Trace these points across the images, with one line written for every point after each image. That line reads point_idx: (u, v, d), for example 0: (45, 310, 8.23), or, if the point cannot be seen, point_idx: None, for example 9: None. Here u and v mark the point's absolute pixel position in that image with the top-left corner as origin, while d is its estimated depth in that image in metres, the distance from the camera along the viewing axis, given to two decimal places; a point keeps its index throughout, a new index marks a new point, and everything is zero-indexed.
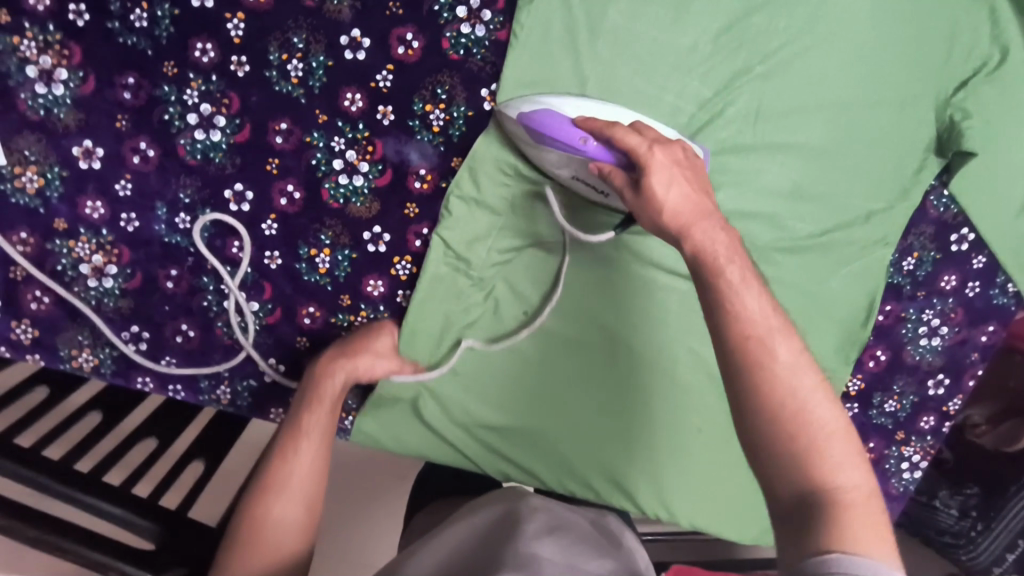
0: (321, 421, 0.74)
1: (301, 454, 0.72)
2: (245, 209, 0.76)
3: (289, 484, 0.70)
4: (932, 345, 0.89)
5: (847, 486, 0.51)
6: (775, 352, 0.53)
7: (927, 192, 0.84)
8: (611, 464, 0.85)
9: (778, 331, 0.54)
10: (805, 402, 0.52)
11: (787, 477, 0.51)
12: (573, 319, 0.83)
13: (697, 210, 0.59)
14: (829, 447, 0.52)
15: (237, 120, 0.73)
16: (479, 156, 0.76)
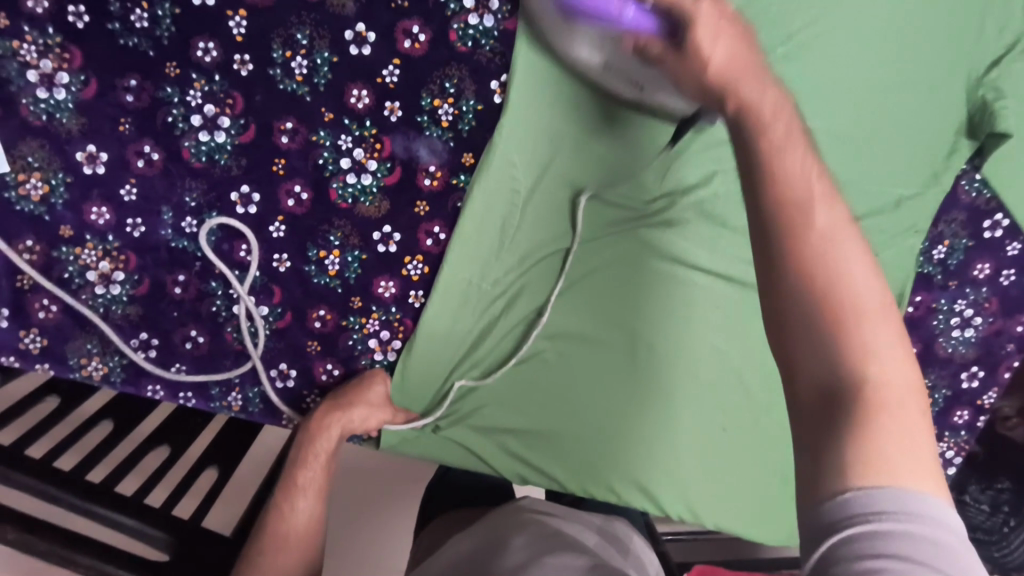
0: (312, 485, 0.73)
1: (292, 521, 0.72)
2: (252, 212, 0.75)
3: (283, 556, 0.70)
4: (966, 337, 0.86)
5: (888, 379, 0.41)
6: (812, 216, 0.44)
7: (957, 176, 0.81)
8: (634, 466, 0.82)
9: (823, 197, 0.45)
10: (845, 275, 0.43)
11: (806, 362, 0.42)
12: (592, 320, 0.81)
13: (744, 68, 0.51)
14: (865, 325, 0.42)
15: (242, 121, 0.71)
16: (491, 151, 0.74)
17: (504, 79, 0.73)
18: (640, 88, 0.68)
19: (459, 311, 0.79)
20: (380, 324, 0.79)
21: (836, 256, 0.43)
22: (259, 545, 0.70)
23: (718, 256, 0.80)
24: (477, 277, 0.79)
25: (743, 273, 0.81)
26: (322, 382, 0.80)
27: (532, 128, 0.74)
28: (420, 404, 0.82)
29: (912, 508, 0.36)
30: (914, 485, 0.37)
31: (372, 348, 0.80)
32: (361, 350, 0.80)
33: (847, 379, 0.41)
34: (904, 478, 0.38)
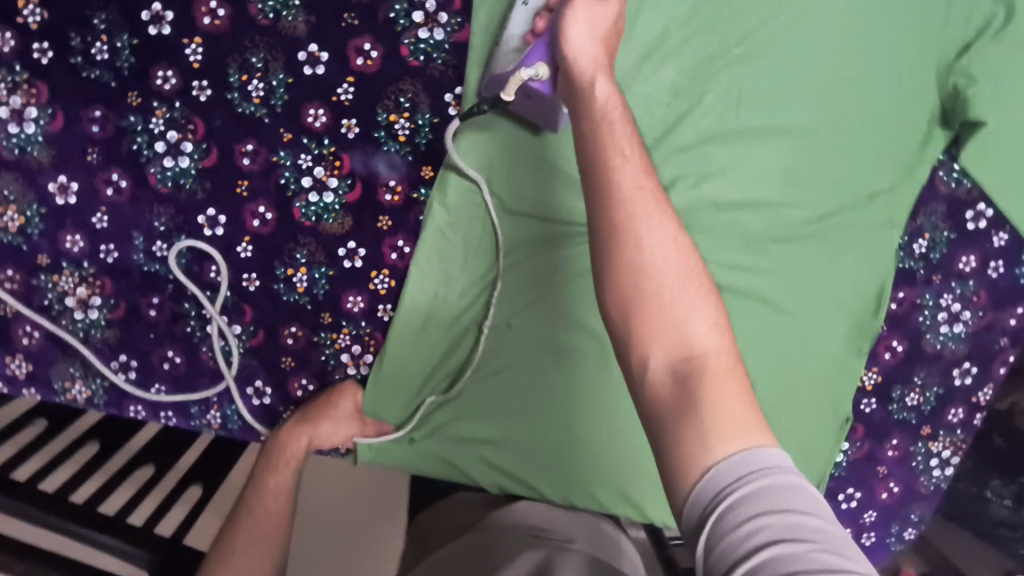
0: (269, 498, 0.73)
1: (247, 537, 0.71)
2: (220, 233, 0.76)
3: (242, 565, 0.69)
4: (955, 332, 0.83)
5: (705, 346, 0.45)
6: (631, 221, 0.48)
7: (935, 167, 0.78)
8: (601, 475, 0.78)
9: (653, 202, 0.48)
10: (644, 252, 0.47)
11: (642, 345, 0.46)
12: (542, 316, 0.79)
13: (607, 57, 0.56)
14: (679, 309, 0.46)
15: (204, 145, 0.73)
16: (450, 163, 0.74)
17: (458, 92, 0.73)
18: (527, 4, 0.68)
19: (425, 324, 0.79)
20: (352, 339, 0.80)
21: (645, 250, 0.47)
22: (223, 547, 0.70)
23: None
24: (442, 289, 0.78)
25: (729, 279, 0.78)
26: (297, 398, 0.81)
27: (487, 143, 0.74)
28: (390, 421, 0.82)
29: (759, 460, 0.41)
30: (749, 436, 0.42)
31: (345, 363, 0.81)
32: (334, 365, 0.81)
33: (675, 358, 0.45)
34: (747, 430, 0.43)
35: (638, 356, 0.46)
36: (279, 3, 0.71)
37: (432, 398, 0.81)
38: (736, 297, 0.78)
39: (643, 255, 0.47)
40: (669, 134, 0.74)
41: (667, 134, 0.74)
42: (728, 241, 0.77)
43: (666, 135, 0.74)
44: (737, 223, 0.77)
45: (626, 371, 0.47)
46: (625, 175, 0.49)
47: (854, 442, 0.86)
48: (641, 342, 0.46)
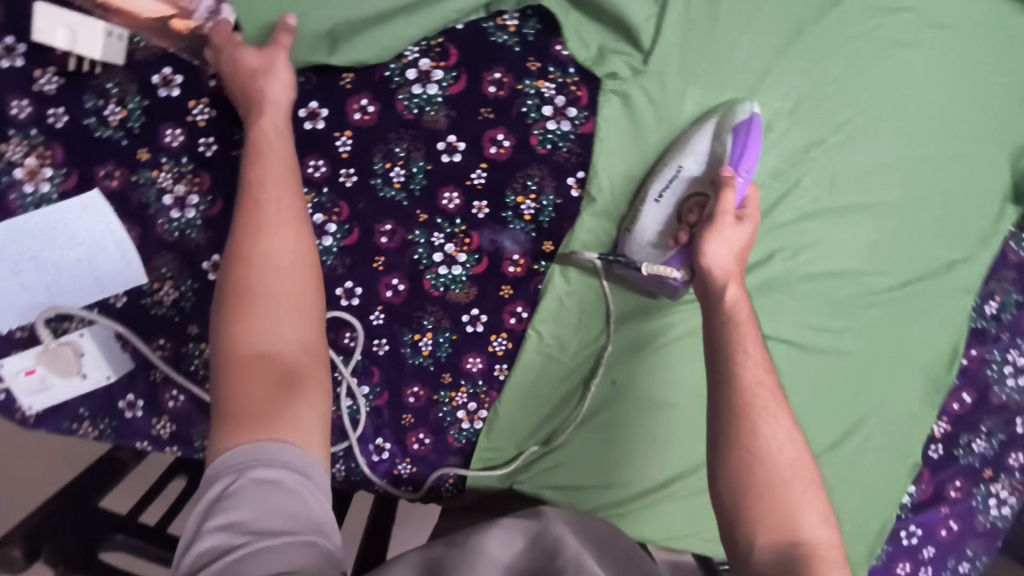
0: (273, 155, 0.65)
1: (282, 285, 0.58)
2: (355, 303, 0.82)
3: (279, 290, 0.58)
4: (1019, 384, 0.91)
5: (813, 533, 0.57)
6: (760, 423, 0.60)
7: (1005, 239, 0.85)
8: (681, 527, 0.89)
9: (771, 398, 0.61)
10: (770, 444, 0.59)
11: (757, 535, 0.57)
12: (649, 380, 0.86)
13: (737, 267, 0.67)
14: (792, 492, 0.58)
15: (346, 226, 0.80)
16: (571, 238, 0.81)
17: (582, 176, 0.80)
18: (657, 197, 0.77)
19: (538, 381, 0.86)
20: (469, 396, 0.86)
21: (763, 433, 0.59)
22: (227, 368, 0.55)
23: (777, 322, 0.86)
24: (556, 351, 0.85)
25: (813, 339, 0.87)
26: (413, 450, 0.87)
27: (606, 221, 0.81)
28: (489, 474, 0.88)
29: None
30: None
31: (460, 419, 0.87)
32: (451, 421, 0.87)
33: (779, 540, 0.56)
34: None
35: (751, 544, 0.57)
36: (423, 100, 0.78)
37: (536, 448, 0.88)
38: (818, 355, 0.88)
39: (767, 448, 0.59)
40: (770, 212, 0.81)
41: (768, 213, 0.81)
42: (814, 306, 0.86)
43: (767, 213, 0.81)
44: (826, 289, 0.85)
45: (737, 550, 0.58)
46: (751, 385, 0.61)
47: (919, 484, 0.95)
48: (759, 532, 0.57)
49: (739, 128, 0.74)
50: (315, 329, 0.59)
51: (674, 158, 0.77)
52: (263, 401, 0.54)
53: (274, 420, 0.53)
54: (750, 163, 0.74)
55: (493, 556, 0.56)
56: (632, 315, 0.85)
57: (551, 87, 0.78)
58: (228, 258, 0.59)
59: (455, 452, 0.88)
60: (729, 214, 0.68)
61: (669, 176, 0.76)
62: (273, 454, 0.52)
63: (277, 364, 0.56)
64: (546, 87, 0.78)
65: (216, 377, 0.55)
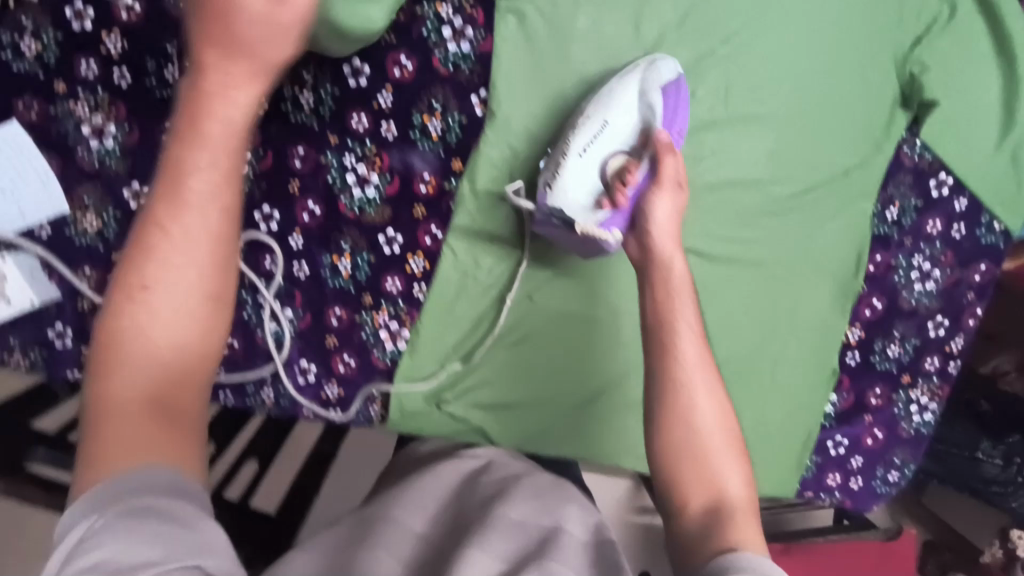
0: (232, 121, 0.53)
1: (179, 296, 0.49)
2: (274, 227, 0.86)
3: (172, 302, 0.49)
4: (927, 289, 0.94)
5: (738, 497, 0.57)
6: (680, 349, 0.61)
7: (899, 144, 0.89)
8: (602, 438, 0.95)
9: (692, 320, 0.62)
10: (689, 377, 0.60)
11: (685, 481, 0.58)
12: (562, 297, 0.91)
13: (672, 221, 0.69)
14: (711, 430, 0.59)
15: (261, 151, 0.83)
16: (478, 156, 0.84)
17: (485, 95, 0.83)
18: (580, 154, 0.78)
19: (457, 299, 0.89)
20: (389, 317, 0.90)
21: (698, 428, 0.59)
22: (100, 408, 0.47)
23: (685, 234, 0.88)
24: (472, 268, 0.88)
25: (722, 250, 0.90)
26: (339, 372, 0.91)
27: (510, 139, 0.84)
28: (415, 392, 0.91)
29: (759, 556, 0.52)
30: (755, 546, 0.54)
31: (383, 339, 0.90)
32: (374, 342, 0.91)
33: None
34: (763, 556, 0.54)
35: (678, 487, 0.58)
36: None
37: (458, 366, 0.91)
38: (729, 266, 0.91)
39: (732, 531, 0.54)
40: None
41: (666, 125, 0.85)
42: (722, 217, 0.89)
43: None
44: (731, 199, 0.88)
45: (666, 500, 0.59)
46: (675, 319, 0.62)
47: (840, 394, 0.97)
48: (687, 478, 0.58)
49: (663, 86, 0.79)
50: (215, 349, 0.51)
51: (598, 112, 0.79)
52: (138, 436, 0.46)
53: (144, 454, 0.45)
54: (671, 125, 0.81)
55: (402, 524, 0.65)
56: (543, 230, 0.88)
57: (449, 10, 0.81)
58: (120, 268, 0.49)
59: (380, 372, 0.92)
60: (666, 181, 0.71)
61: (596, 129, 0.78)
62: (131, 485, 0.43)
63: (163, 389, 0.48)
64: (444, 10, 0.82)
65: (88, 409, 0.47)
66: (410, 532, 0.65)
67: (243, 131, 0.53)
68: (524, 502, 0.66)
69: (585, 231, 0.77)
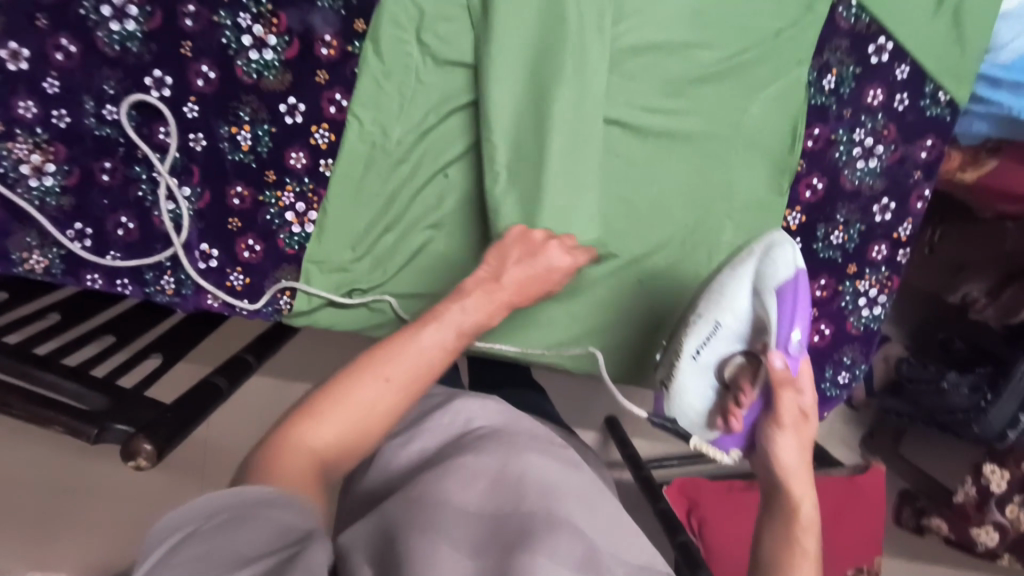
0: (464, 326, 0.66)
1: (375, 415, 0.59)
2: (166, 95, 0.80)
3: (372, 408, 0.59)
4: (871, 168, 0.88)
5: (806, 516, 0.68)
6: (783, 394, 0.70)
7: (835, 4, 0.83)
8: (535, 334, 0.89)
9: (802, 450, 0.71)
10: (796, 492, 0.69)
11: (774, 545, 0.68)
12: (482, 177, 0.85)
13: (794, 423, 0.71)
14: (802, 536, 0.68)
15: (148, 8, 0.78)
16: (380, 13, 0.81)
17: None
18: (694, 355, 0.80)
19: (367, 173, 0.85)
20: (295, 196, 0.84)
21: (780, 461, 0.70)
22: (279, 442, 0.55)
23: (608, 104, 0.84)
24: (380, 138, 0.84)
25: (644, 121, 0.85)
26: (244, 259, 0.84)
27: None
28: (327, 278, 0.86)
29: None
30: None
31: (289, 221, 0.85)
32: (279, 225, 0.84)
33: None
34: None
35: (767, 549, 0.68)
36: None
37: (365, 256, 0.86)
38: (657, 140, 0.86)
39: None
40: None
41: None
42: (645, 84, 0.84)
43: None
44: (655, 65, 0.84)
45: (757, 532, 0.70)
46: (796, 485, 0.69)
47: None
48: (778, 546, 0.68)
49: (784, 282, 0.73)
50: (361, 453, 0.60)
51: (709, 312, 0.79)
52: (292, 478, 0.53)
53: (284, 487, 0.52)
54: (802, 321, 0.73)
55: (459, 505, 0.58)
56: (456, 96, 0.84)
57: None
58: (360, 358, 0.61)
59: (288, 259, 0.85)
60: (783, 395, 0.70)
61: (707, 332, 0.79)
62: (246, 497, 0.48)
63: (322, 456, 0.56)
64: None
65: (274, 441, 0.55)
66: (467, 510, 0.58)
67: (489, 323, 0.69)
68: (583, 508, 0.61)
69: (700, 447, 0.82)
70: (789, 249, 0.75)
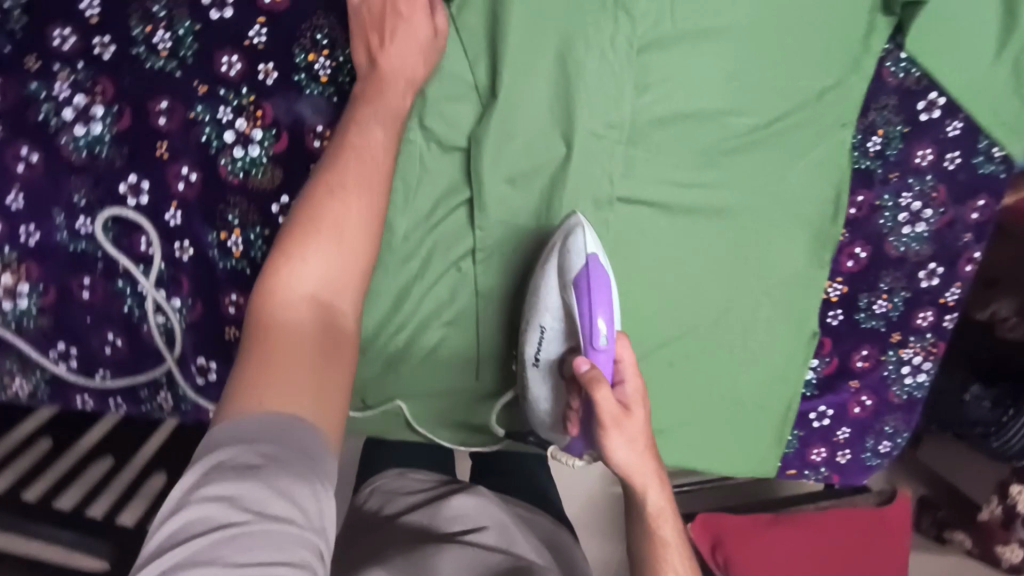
0: (389, 108, 0.63)
1: (354, 227, 0.54)
2: (144, 202, 0.72)
3: (351, 227, 0.54)
4: (917, 233, 0.81)
5: (653, 505, 0.63)
6: (595, 391, 0.59)
7: (881, 58, 0.75)
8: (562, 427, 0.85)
9: (647, 454, 0.62)
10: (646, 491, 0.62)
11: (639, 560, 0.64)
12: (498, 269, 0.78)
13: (628, 420, 0.60)
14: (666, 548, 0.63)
15: (115, 107, 0.69)
16: None
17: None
18: (535, 360, 0.76)
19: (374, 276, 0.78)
20: None
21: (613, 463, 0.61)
22: (258, 318, 0.49)
23: (633, 184, 0.77)
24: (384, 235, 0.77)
25: (671, 197, 0.78)
26: None
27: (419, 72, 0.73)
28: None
29: None
30: None
31: None
32: None
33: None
34: None
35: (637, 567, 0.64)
36: None
37: (380, 364, 0.81)
38: (685, 216, 0.79)
39: None
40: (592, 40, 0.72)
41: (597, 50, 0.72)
42: (673, 158, 0.77)
43: (597, 47, 0.72)
44: (683, 135, 0.76)
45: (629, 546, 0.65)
46: (649, 486, 0.62)
47: (822, 358, 0.87)
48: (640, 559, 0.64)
49: (590, 280, 0.70)
50: (358, 314, 0.54)
51: (534, 318, 0.75)
52: (311, 376, 0.48)
53: (314, 405, 0.47)
54: (605, 314, 0.69)
55: None
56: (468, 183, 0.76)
57: None
58: (315, 181, 0.56)
59: None
60: (612, 410, 0.60)
61: (536, 338, 0.75)
62: (291, 428, 0.45)
63: (327, 307, 0.51)
64: None
65: (260, 333, 0.49)
66: None
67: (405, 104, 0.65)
68: None
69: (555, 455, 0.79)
70: (593, 232, 0.72)
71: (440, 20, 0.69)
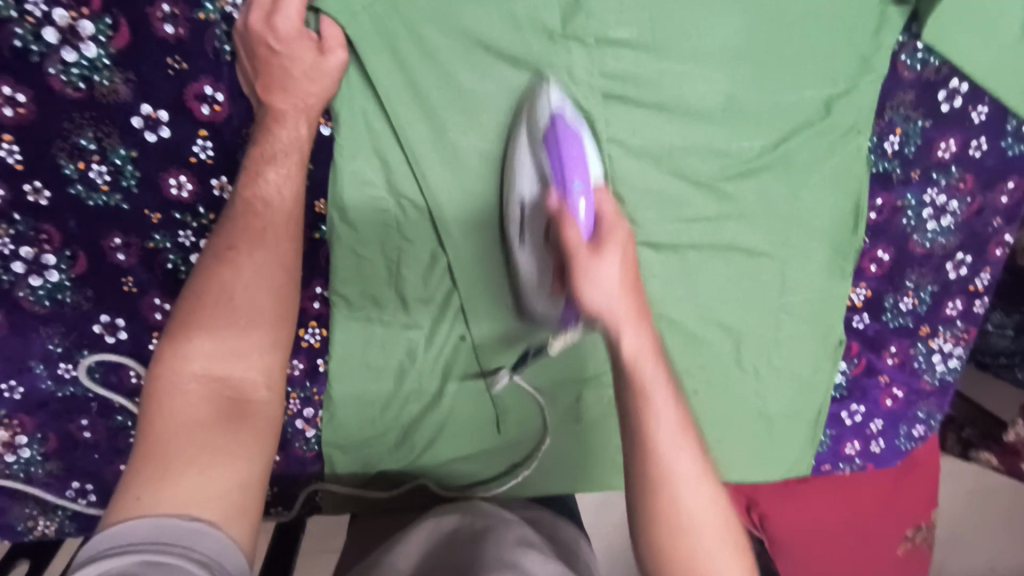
0: (285, 162, 0.57)
1: (262, 296, 0.52)
2: (124, 337, 0.67)
3: (255, 301, 0.51)
4: (943, 226, 0.76)
5: (628, 349, 0.48)
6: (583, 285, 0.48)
7: (895, 52, 0.68)
8: (594, 474, 0.80)
9: (638, 304, 0.49)
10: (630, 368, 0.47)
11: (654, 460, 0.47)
12: (495, 335, 0.72)
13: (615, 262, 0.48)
14: (671, 451, 0.47)
15: (67, 252, 0.63)
16: (337, 173, 0.64)
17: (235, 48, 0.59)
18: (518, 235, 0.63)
19: (370, 356, 0.72)
20: (301, 403, 0.73)
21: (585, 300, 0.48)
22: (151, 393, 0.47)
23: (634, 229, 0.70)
24: (376, 310, 0.70)
25: (681, 235, 0.71)
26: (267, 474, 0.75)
27: (379, 142, 0.64)
28: (351, 460, 0.75)
29: None
30: None
31: (302, 428, 0.74)
32: (292, 433, 0.74)
33: None
34: None
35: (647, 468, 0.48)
36: (84, 66, 0.57)
37: (392, 441, 0.75)
38: (699, 252, 0.72)
39: None
40: (569, 85, 0.64)
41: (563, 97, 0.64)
42: (679, 195, 0.70)
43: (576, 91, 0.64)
44: (686, 169, 0.69)
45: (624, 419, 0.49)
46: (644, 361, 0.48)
47: (850, 359, 0.82)
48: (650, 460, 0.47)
49: (552, 138, 0.58)
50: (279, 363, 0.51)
51: (512, 188, 0.63)
52: (203, 470, 0.45)
53: (212, 504, 0.44)
54: (578, 163, 0.55)
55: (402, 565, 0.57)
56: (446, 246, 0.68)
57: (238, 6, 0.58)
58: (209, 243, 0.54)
59: (312, 461, 0.75)
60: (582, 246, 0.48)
61: (518, 214, 0.63)
62: (185, 533, 0.42)
63: (234, 393, 0.49)
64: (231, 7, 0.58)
65: (148, 424, 0.46)
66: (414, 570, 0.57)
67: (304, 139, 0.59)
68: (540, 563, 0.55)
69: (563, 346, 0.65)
70: (563, 99, 0.62)
71: (336, 59, 0.58)
